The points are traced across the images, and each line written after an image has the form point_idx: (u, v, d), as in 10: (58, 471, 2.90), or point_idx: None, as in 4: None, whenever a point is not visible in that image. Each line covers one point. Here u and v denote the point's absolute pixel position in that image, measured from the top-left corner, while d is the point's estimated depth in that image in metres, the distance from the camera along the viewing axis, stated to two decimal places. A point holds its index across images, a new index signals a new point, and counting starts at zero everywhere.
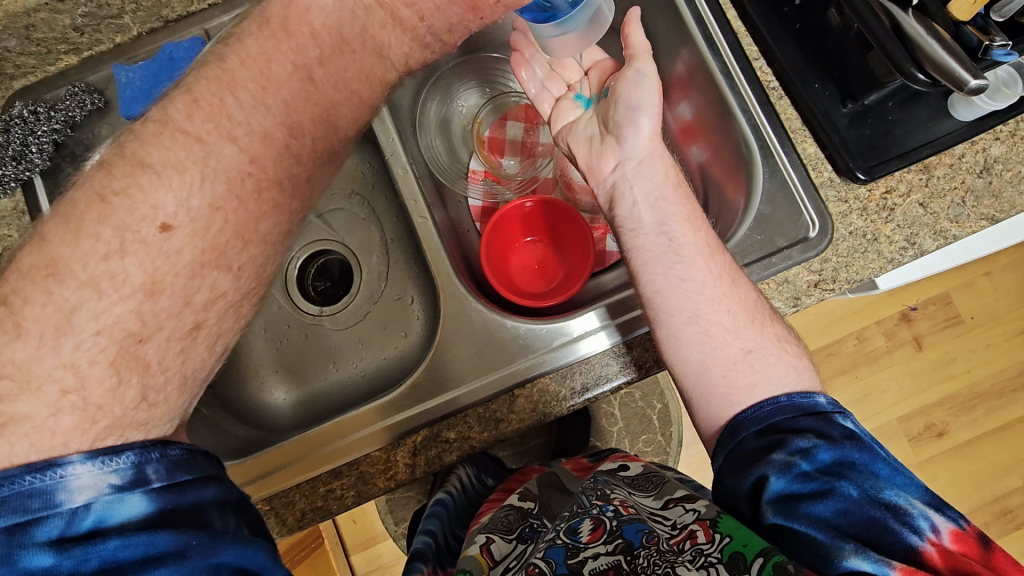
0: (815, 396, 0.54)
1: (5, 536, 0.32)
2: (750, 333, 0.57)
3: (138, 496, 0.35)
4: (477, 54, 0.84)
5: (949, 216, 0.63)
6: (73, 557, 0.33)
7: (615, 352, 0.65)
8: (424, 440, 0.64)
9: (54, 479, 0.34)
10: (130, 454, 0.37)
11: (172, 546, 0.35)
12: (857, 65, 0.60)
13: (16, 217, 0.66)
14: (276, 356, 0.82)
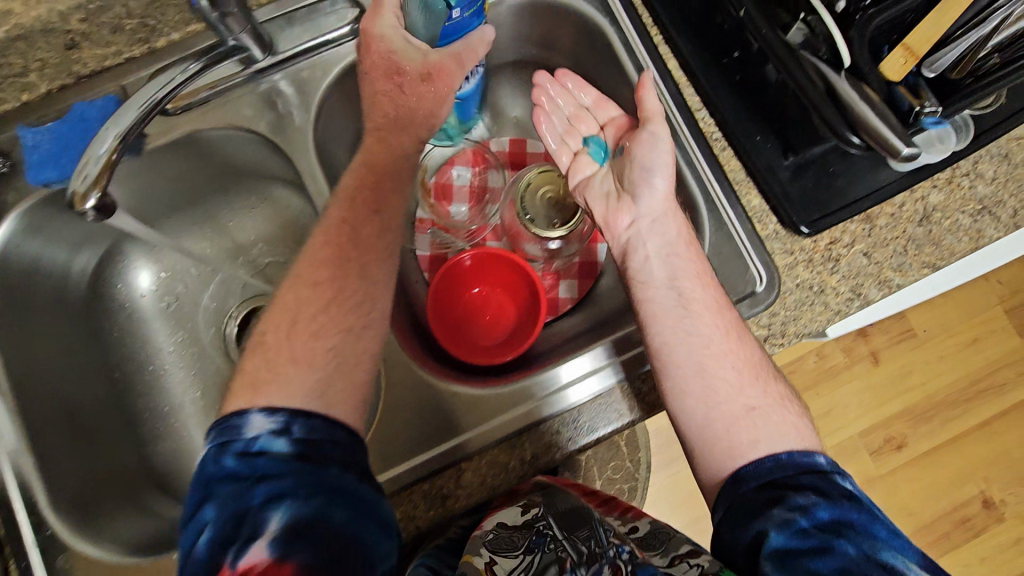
0: (815, 454, 0.51)
1: (220, 449, 0.45)
2: (753, 389, 0.55)
3: (284, 440, 0.45)
4: None
5: (892, 265, 0.63)
6: (246, 467, 0.44)
7: (578, 411, 0.64)
8: None
9: (243, 420, 0.46)
10: (281, 415, 0.46)
11: (293, 483, 0.42)
12: (797, 120, 0.60)
13: None
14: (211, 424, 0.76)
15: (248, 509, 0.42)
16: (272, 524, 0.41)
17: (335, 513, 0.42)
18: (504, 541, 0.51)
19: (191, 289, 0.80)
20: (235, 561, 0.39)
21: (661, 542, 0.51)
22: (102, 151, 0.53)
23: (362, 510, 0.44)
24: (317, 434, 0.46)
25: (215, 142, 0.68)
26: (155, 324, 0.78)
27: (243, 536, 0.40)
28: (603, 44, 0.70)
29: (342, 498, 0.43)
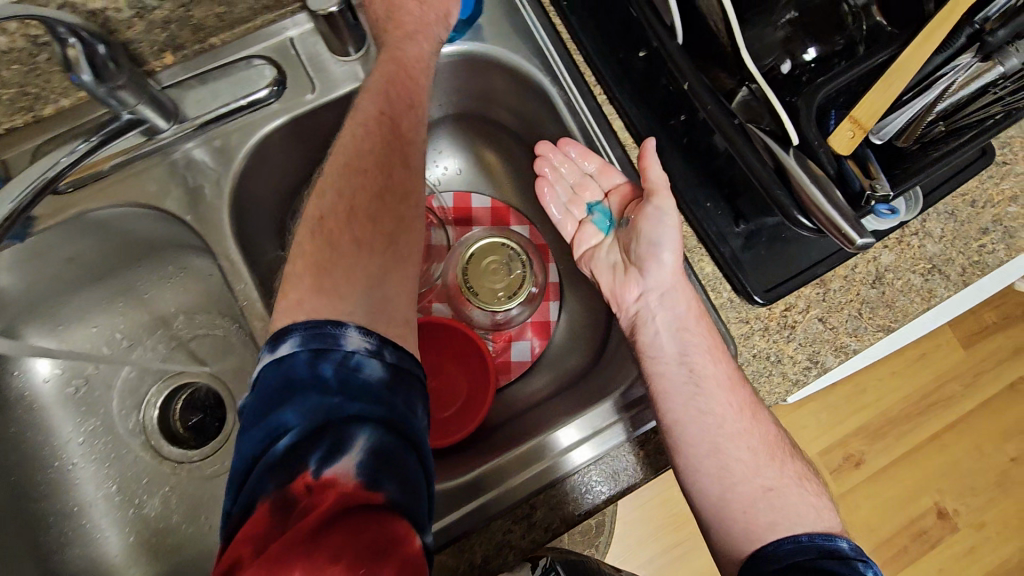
0: (837, 539, 0.49)
1: (310, 350, 0.39)
2: (769, 469, 0.53)
3: (379, 365, 0.40)
4: None
5: (848, 329, 0.62)
6: (332, 376, 0.38)
7: (592, 470, 0.59)
8: None
9: (338, 332, 0.40)
10: (375, 337, 0.41)
11: (381, 415, 0.38)
12: (746, 188, 0.58)
13: None
14: (131, 522, 0.69)
15: (333, 423, 0.37)
16: (355, 445, 0.36)
17: (412, 463, 0.38)
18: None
19: (104, 371, 0.73)
20: (317, 470, 0.35)
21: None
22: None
23: (425, 458, 0.40)
24: (405, 364, 0.42)
25: (114, 220, 0.61)
26: (59, 413, 0.70)
27: (323, 444, 0.36)
28: (545, 103, 0.67)
29: (415, 445, 0.39)
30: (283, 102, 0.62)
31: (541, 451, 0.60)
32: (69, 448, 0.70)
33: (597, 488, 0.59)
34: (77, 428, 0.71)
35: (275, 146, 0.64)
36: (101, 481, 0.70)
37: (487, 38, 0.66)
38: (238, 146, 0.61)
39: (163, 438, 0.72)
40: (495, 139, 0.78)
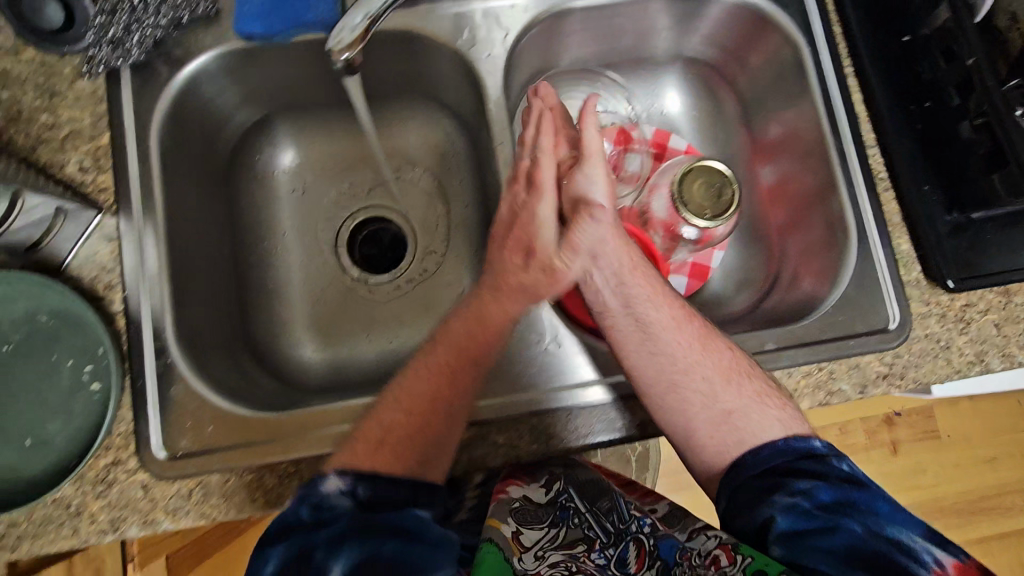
0: (811, 439, 0.56)
1: (297, 522, 0.50)
2: (726, 394, 0.58)
3: (350, 502, 0.50)
4: (591, 65, 0.81)
5: (1019, 342, 0.64)
6: (312, 530, 0.48)
7: (600, 411, 0.64)
8: (469, 439, 0.62)
9: (316, 485, 0.51)
10: (347, 476, 0.51)
11: (352, 528, 0.48)
12: (976, 179, 0.63)
13: (93, 102, 0.62)
14: (310, 313, 0.77)
15: (313, 553, 0.47)
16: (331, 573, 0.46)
17: (385, 547, 0.47)
18: (529, 514, 0.55)
19: (322, 182, 0.81)
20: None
21: (677, 521, 0.56)
22: (357, 23, 0.53)
23: (411, 538, 0.48)
24: (377, 488, 0.52)
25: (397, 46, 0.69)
26: (278, 204, 0.79)
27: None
28: (790, 59, 0.71)
29: (398, 532, 0.48)
30: None
31: None
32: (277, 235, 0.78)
33: (597, 432, 0.63)
34: (288, 222, 0.79)
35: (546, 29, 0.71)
36: (297, 270, 0.78)
37: None
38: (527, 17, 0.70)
39: (351, 255, 0.81)
40: (713, 86, 0.82)
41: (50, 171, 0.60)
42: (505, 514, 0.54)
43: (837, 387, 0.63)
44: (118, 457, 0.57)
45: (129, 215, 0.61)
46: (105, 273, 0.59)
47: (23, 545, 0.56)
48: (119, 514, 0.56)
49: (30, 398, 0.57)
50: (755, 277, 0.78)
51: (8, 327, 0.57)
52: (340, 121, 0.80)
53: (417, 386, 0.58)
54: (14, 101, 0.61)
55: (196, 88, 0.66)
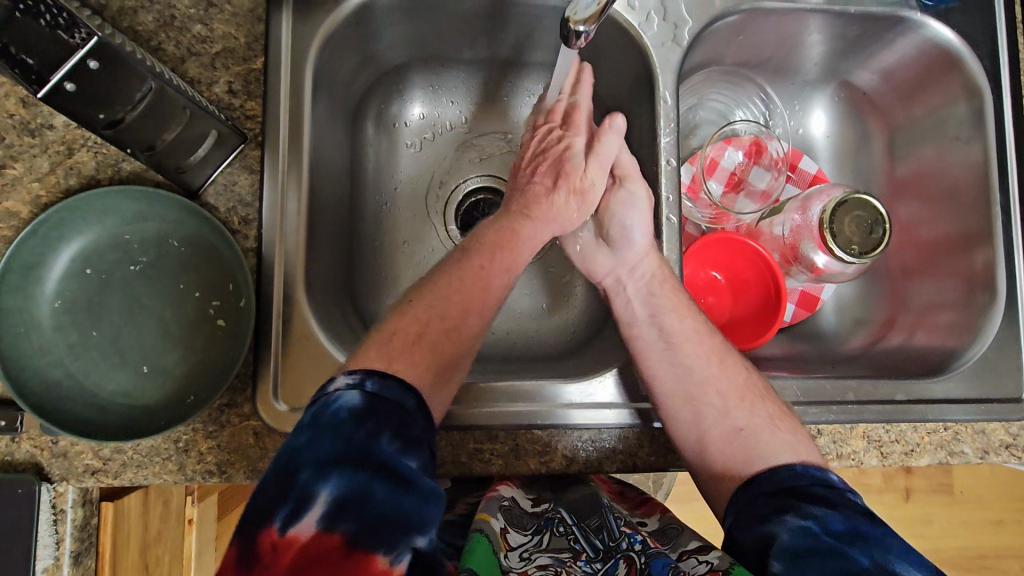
0: (830, 472, 0.52)
1: (308, 411, 0.45)
2: (740, 411, 0.56)
3: (357, 396, 0.45)
4: (743, 71, 0.78)
5: None
6: (308, 436, 0.43)
7: (605, 434, 0.59)
8: (590, 440, 0.58)
9: (328, 388, 0.46)
10: (357, 373, 0.47)
11: (340, 454, 0.42)
12: None
13: (250, 21, 0.58)
14: (410, 276, 0.73)
15: (297, 474, 0.41)
16: (318, 501, 0.40)
17: (376, 487, 0.41)
18: (517, 516, 0.50)
19: (445, 143, 0.77)
20: (284, 527, 0.39)
21: (671, 538, 0.51)
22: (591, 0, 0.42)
23: (406, 484, 0.42)
24: (387, 394, 0.46)
25: None
26: (400, 159, 0.75)
27: (291, 499, 0.40)
28: (968, 106, 0.69)
29: (388, 473, 0.42)
30: None
31: (846, 393, 0.61)
32: (391, 192, 0.74)
33: (607, 458, 0.58)
34: (407, 180, 0.75)
35: (723, 27, 0.68)
36: (408, 231, 0.74)
37: (952, 21, 0.67)
38: (717, 7, 0.64)
39: (458, 224, 0.76)
40: (862, 116, 0.79)
41: (197, 88, 0.57)
42: (496, 509, 0.49)
43: (960, 449, 0.62)
44: (233, 399, 0.55)
45: (273, 148, 0.57)
46: (241, 206, 0.56)
47: (125, 473, 0.53)
48: (226, 459, 0.54)
49: (151, 325, 0.54)
50: (865, 320, 0.76)
51: (138, 246, 0.54)
52: (475, 82, 0.76)
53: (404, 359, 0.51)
54: (167, 5, 0.57)
55: (354, 23, 0.62)
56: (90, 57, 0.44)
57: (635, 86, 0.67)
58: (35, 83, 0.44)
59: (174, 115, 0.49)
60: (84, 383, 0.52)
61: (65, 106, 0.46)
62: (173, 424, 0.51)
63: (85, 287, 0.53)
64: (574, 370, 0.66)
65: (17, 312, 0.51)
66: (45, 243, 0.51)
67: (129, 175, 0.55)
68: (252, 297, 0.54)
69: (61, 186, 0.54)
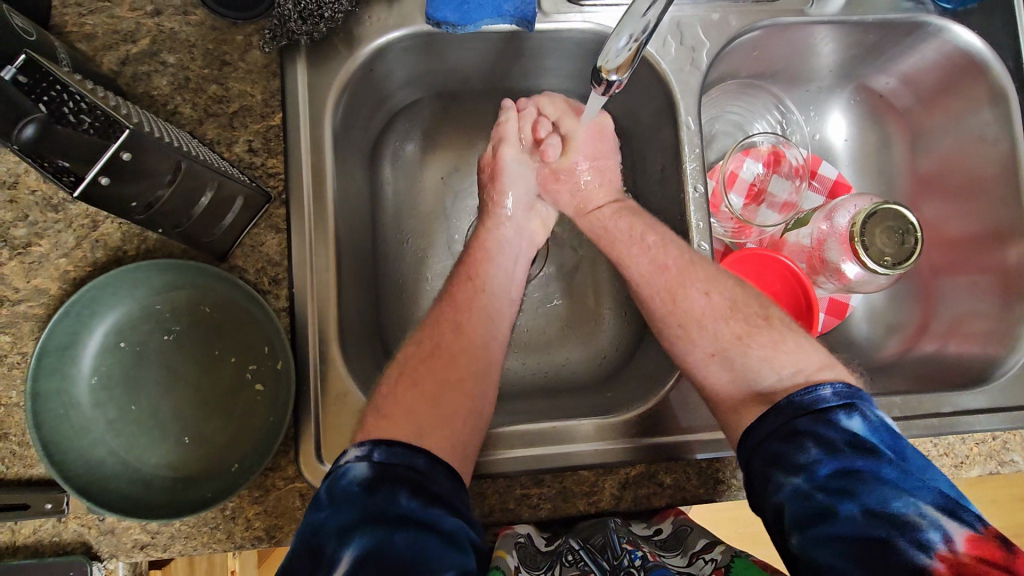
0: (820, 388, 0.49)
1: (324, 487, 0.45)
2: (703, 336, 0.57)
3: (365, 465, 0.46)
4: (758, 83, 0.77)
5: None
6: (325, 510, 0.44)
7: (651, 470, 0.58)
8: (637, 476, 0.58)
9: (338, 467, 0.46)
10: (365, 444, 0.47)
11: (358, 516, 0.43)
12: None
13: (265, 77, 0.57)
14: None
15: (323, 547, 0.42)
16: (342, 564, 0.41)
17: (395, 538, 0.42)
18: (530, 556, 0.52)
19: (463, 174, 0.76)
20: None
21: (680, 542, 0.53)
22: (622, 47, 0.45)
23: (427, 527, 0.43)
24: (395, 459, 0.46)
25: (580, 44, 0.64)
26: (418, 195, 0.74)
27: (320, 570, 0.41)
28: (993, 110, 0.68)
29: (408, 523, 0.43)
30: (777, 4, 0.65)
31: (891, 410, 0.61)
32: (412, 229, 0.73)
33: (655, 494, 0.58)
34: (427, 217, 0.74)
35: (739, 44, 0.67)
36: (431, 269, 0.73)
37: (973, 23, 0.66)
38: (734, 26, 0.64)
39: None
40: (880, 118, 0.79)
41: (217, 149, 0.56)
42: (512, 545, 0.52)
43: (1010, 458, 0.62)
44: (276, 462, 0.54)
45: (299, 205, 0.57)
46: (270, 266, 0.56)
47: (173, 546, 0.53)
48: (273, 523, 0.54)
49: (188, 394, 0.53)
50: (897, 325, 0.75)
51: (171, 315, 0.54)
52: (489, 115, 0.75)
53: None
54: (181, 67, 0.56)
55: (369, 70, 0.61)
56: (122, 149, 0.42)
57: (656, 111, 0.67)
58: (70, 184, 0.43)
59: (201, 188, 0.48)
60: (127, 459, 0.51)
61: (97, 203, 0.44)
62: (220, 494, 0.51)
63: (121, 361, 0.53)
64: (613, 398, 0.66)
65: (56, 395, 0.50)
66: (78, 322, 0.51)
67: (154, 244, 0.54)
68: (289, 360, 0.53)
69: (88, 259, 0.54)
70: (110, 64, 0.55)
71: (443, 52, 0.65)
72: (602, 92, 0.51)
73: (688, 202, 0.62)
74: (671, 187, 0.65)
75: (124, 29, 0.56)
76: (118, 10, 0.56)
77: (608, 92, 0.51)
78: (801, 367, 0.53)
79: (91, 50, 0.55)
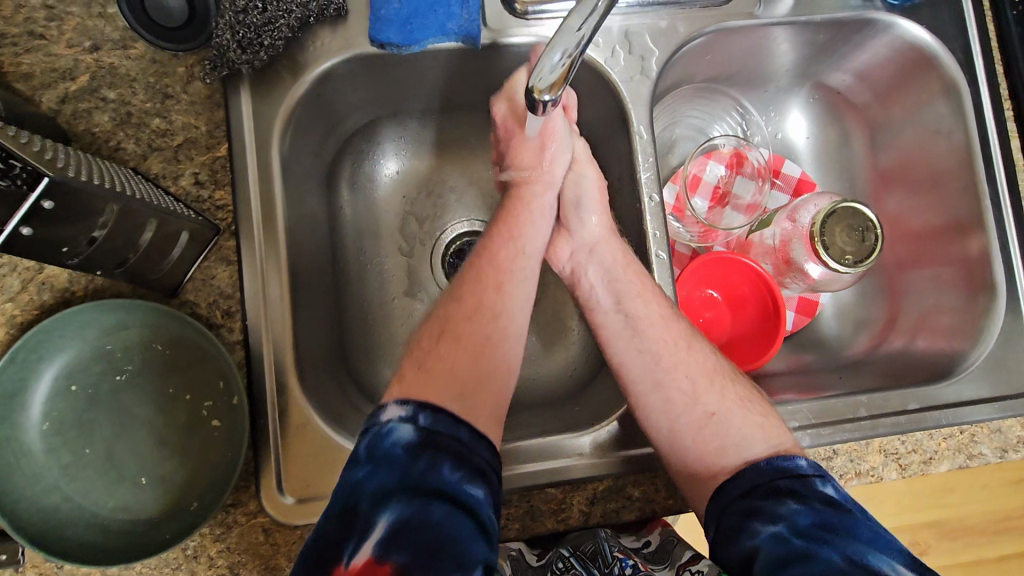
0: (797, 457, 0.51)
1: (369, 441, 0.45)
2: (710, 394, 0.55)
3: (409, 427, 0.45)
4: (716, 86, 0.77)
5: None
6: (365, 471, 0.43)
7: (618, 484, 0.57)
8: (605, 490, 0.57)
9: (382, 425, 0.46)
10: (411, 404, 0.47)
11: (398, 481, 0.42)
12: None
13: (209, 108, 0.57)
14: (404, 334, 0.72)
15: (357, 507, 0.42)
16: (377, 527, 0.40)
17: (434, 509, 0.41)
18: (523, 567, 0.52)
19: (423, 191, 0.75)
20: (348, 560, 0.39)
21: (667, 554, 0.53)
22: (557, 62, 0.45)
23: (463, 506, 0.42)
24: (440, 426, 0.46)
25: (529, 58, 0.63)
26: (379, 215, 0.74)
27: (354, 535, 0.40)
28: (947, 103, 0.68)
29: (447, 495, 0.42)
30: (725, 8, 0.65)
31: (858, 409, 0.61)
32: (374, 249, 0.73)
33: (623, 507, 0.57)
34: (388, 236, 0.74)
35: (690, 50, 0.67)
36: (395, 291, 0.73)
37: (921, 17, 0.67)
38: (682, 33, 0.64)
39: (446, 271, 0.75)
40: (839, 114, 0.79)
41: (162, 184, 0.55)
42: (505, 555, 0.53)
43: (979, 450, 0.63)
44: (237, 498, 0.53)
45: (251, 236, 0.56)
46: (222, 299, 0.55)
47: None
48: (237, 560, 0.53)
49: (144, 434, 0.52)
50: (865, 321, 0.75)
51: (123, 355, 0.53)
52: (446, 132, 0.74)
53: None
54: (123, 103, 0.56)
55: (317, 95, 0.61)
56: (43, 199, 0.41)
57: (610, 121, 0.66)
58: None
59: (141, 225, 0.47)
60: (83, 504, 0.50)
61: (21, 250, 0.43)
62: (179, 535, 0.50)
63: (73, 405, 0.52)
64: (580, 411, 0.65)
65: (6, 442, 0.49)
66: (25, 368, 0.50)
67: (102, 283, 0.53)
68: (244, 394, 0.52)
69: (35, 302, 0.53)
70: (48, 103, 0.54)
71: (393, 72, 0.64)
72: (539, 113, 0.50)
73: (645, 211, 0.62)
74: (628, 197, 0.65)
75: (62, 67, 0.55)
76: (55, 48, 0.55)
77: (547, 113, 0.51)
78: (784, 440, 0.53)
79: (28, 89, 0.54)
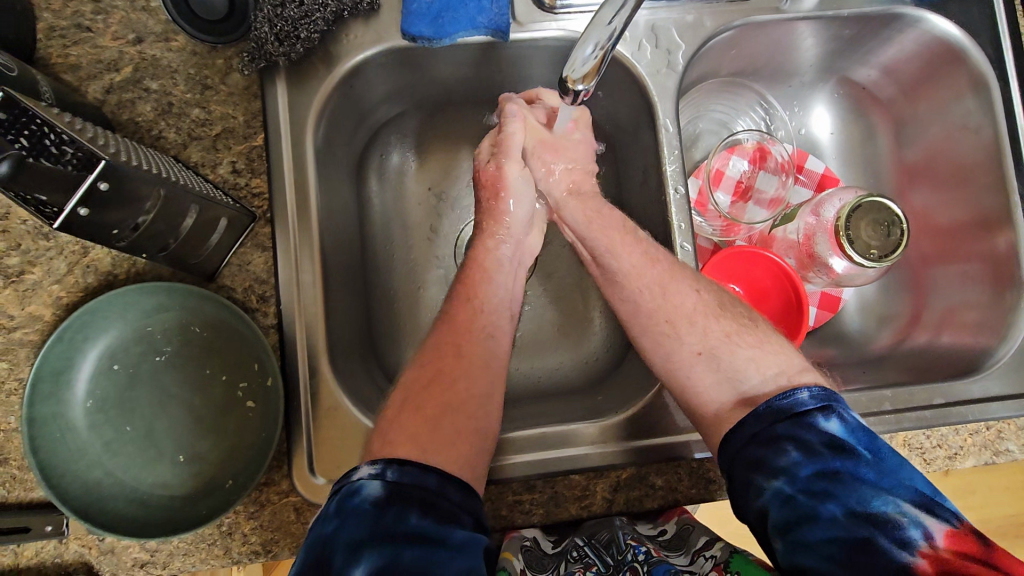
0: (797, 392, 0.49)
1: (336, 501, 0.44)
2: (719, 343, 0.55)
3: (376, 482, 0.44)
4: (739, 81, 0.77)
5: None
6: (333, 524, 0.43)
7: (640, 472, 0.58)
8: (628, 478, 0.58)
9: (350, 482, 0.45)
10: (378, 462, 0.46)
11: (368, 533, 0.41)
12: None
13: (246, 99, 0.58)
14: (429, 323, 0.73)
15: (331, 560, 0.41)
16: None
17: (405, 554, 0.40)
18: (537, 557, 0.52)
19: (449, 183, 0.76)
20: None
21: (682, 542, 0.53)
22: (589, 55, 0.46)
23: (437, 543, 0.41)
24: (407, 478, 0.45)
25: (557, 51, 0.64)
26: (405, 206, 0.75)
27: None
28: (975, 98, 0.67)
29: (419, 539, 0.41)
30: (752, 3, 0.65)
31: (882, 403, 0.61)
32: (400, 239, 0.74)
33: (645, 496, 0.58)
34: (414, 227, 0.75)
35: (716, 44, 0.67)
36: (420, 280, 0.74)
37: (951, 12, 0.66)
38: (708, 28, 0.65)
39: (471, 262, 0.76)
40: (864, 110, 0.79)
41: (201, 172, 0.57)
42: (518, 549, 0.52)
43: (1005, 447, 0.62)
44: (270, 477, 0.55)
45: (284, 223, 0.58)
46: (257, 284, 0.57)
47: (173, 563, 0.54)
48: (270, 537, 0.55)
49: (181, 413, 0.54)
50: (890, 316, 0.75)
51: (162, 336, 0.55)
52: (472, 125, 0.75)
53: (433, 419, 0.51)
54: (164, 93, 0.58)
55: (349, 86, 0.62)
56: (99, 180, 0.42)
57: (636, 114, 0.67)
58: (51, 215, 0.43)
59: (184, 211, 0.49)
60: (124, 479, 0.52)
61: (77, 231, 0.45)
62: (215, 511, 0.52)
63: (115, 384, 0.54)
64: (604, 400, 0.66)
65: (52, 419, 0.51)
66: (72, 347, 0.52)
67: (144, 267, 0.55)
68: (279, 376, 0.54)
69: (80, 285, 0.55)
70: (94, 93, 0.57)
71: (421, 65, 0.65)
72: (569, 101, 0.51)
73: (670, 203, 0.63)
74: (653, 190, 0.66)
75: (108, 58, 0.57)
76: (101, 40, 0.58)
77: (576, 102, 0.52)
78: (784, 369, 0.52)
79: (75, 80, 0.56)
